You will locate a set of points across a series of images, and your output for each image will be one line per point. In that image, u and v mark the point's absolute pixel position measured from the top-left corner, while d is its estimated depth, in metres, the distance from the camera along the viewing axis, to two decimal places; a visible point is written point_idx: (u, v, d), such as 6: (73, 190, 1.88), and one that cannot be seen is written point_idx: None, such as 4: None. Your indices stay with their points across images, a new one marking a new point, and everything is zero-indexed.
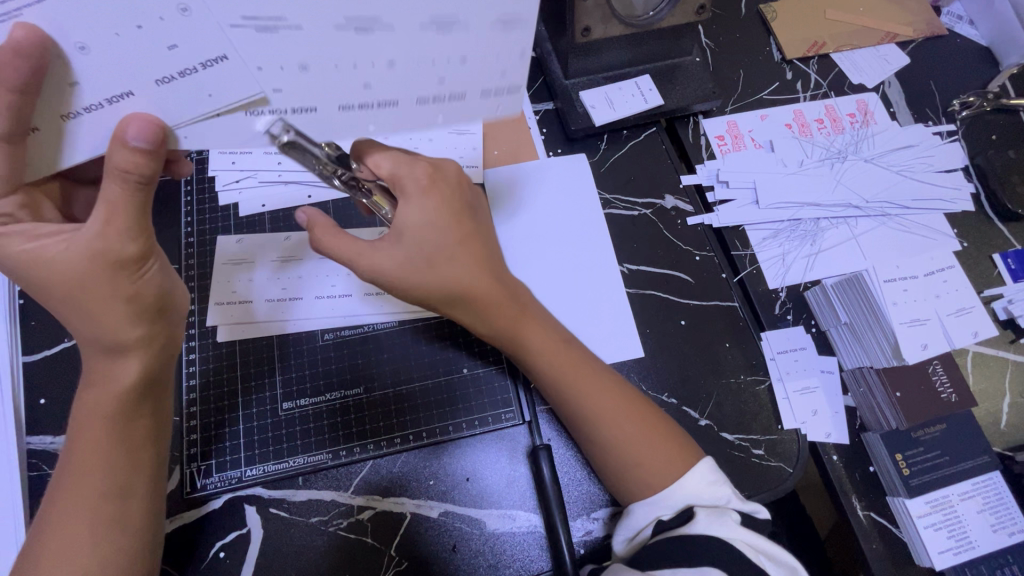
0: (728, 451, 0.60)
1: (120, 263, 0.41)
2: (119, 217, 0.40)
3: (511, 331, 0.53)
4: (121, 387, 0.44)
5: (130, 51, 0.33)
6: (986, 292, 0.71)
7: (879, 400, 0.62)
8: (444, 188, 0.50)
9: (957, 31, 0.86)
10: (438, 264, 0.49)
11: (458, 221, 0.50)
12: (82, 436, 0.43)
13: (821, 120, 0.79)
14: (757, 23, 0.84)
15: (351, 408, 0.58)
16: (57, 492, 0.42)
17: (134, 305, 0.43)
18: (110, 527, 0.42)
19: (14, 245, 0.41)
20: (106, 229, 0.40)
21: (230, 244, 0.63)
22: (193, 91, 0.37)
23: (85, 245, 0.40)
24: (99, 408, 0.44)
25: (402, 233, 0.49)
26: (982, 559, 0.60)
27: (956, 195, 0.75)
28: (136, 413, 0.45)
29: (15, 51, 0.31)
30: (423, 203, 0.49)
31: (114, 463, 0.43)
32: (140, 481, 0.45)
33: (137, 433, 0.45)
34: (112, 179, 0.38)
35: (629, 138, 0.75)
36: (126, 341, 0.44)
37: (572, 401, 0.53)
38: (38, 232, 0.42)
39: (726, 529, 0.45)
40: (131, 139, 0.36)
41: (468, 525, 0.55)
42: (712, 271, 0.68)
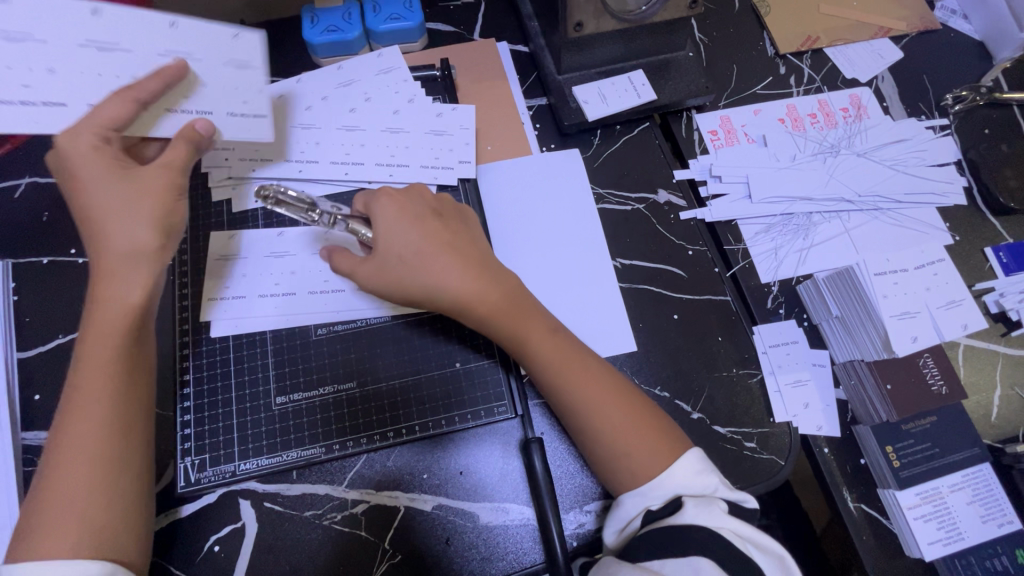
0: (720, 444, 0.60)
1: (173, 187, 0.50)
2: (182, 159, 0.51)
3: (504, 321, 0.54)
4: (128, 303, 0.47)
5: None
6: (977, 286, 0.71)
7: (869, 392, 0.62)
8: (414, 202, 0.57)
9: (951, 25, 0.87)
10: (409, 260, 0.54)
11: (427, 228, 0.55)
12: (84, 368, 0.45)
13: (814, 114, 0.79)
14: (751, 18, 0.85)
15: (345, 402, 0.59)
16: (64, 421, 0.44)
17: (176, 228, 0.51)
18: (114, 453, 0.44)
19: (92, 160, 0.48)
20: (171, 163, 0.50)
21: (224, 240, 0.63)
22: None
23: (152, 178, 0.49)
24: (105, 330, 0.46)
25: (377, 243, 0.55)
26: (972, 550, 0.60)
27: (948, 189, 0.75)
28: (135, 339, 0.48)
29: None
30: (388, 213, 0.55)
31: (116, 379, 0.46)
32: (139, 410, 0.47)
33: (137, 354, 0.48)
34: (199, 135, 0.51)
35: (623, 133, 0.75)
36: (145, 252, 0.48)
37: (559, 390, 0.53)
38: (110, 158, 0.49)
39: (715, 519, 0.45)
40: (200, 127, 0.53)
41: (461, 519, 0.56)
42: (705, 265, 0.69)
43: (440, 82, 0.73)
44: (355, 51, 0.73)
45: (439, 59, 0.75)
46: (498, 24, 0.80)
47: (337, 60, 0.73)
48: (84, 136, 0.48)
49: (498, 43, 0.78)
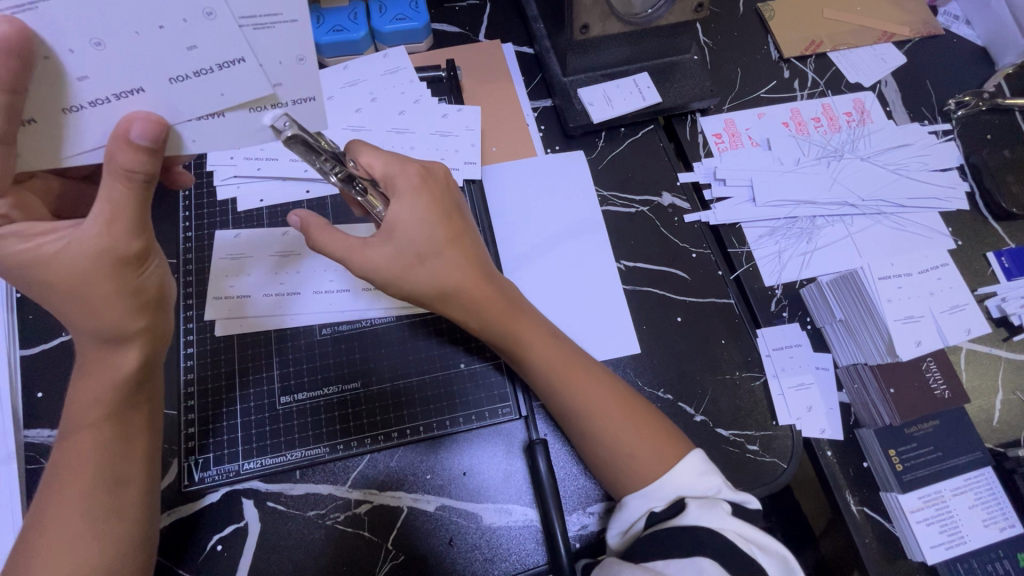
0: (723, 446, 0.60)
1: (126, 262, 0.42)
2: (123, 217, 0.40)
3: (505, 330, 0.54)
4: (118, 376, 0.45)
5: (147, 50, 0.34)
6: (979, 290, 0.71)
7: (872, 396, 0.63)
8: (435, 187, 0.53)
9: (953, 31, 0.87)
10: (429, 258, 0.52)
11: (446, 221, 0.53)
12: (76, 432, 0.43)
13: (818, 118, 0.79)
14: (755, 22, 0.85)
15: (348, 402, 0.59)
16: (58, 481, 0.42)
17: (135, 302, 0.43)
18: (110, 517, 0.43)
19: (14, 246, 0.41)
20: (111, 228, 0.40)
21: (228, 239, 0.63)
22: (207, 91, 0.38)
23: (88, 243, 0.40)
24: (94, 399, 0.44)
25: (393, 230, 0.51)
26: (974, 553, 0.60)
27: (950, 194, 0.75)
28: (132, 404, 0.46)
29: (5, 48, 0.31)
30: (413, 201, 0.51)
31: (108, 450, 0.44)
32: (135, 473, 0.45)
33: (131, 423, 0.46)
34: (115, 178, 0.39)
35: (627, 136, 0.75)
36: (129, 333, 0.44)
37: (560, 394, 0.53)
38: (34, 232, 0.41)
39: (717, 520, 0.45)
40: (134, 136, 0.37)
41: (464, 519, 0.56)
42: (709, 269, 0.69)
43: (445, 82, 0.73)
44: (361, 51, 0.73)
45: (444, 59, 0.75)
46: (504, 25, 0.81)
47: (343, 60, 0.73)
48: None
49: (504, 45, 0.78)
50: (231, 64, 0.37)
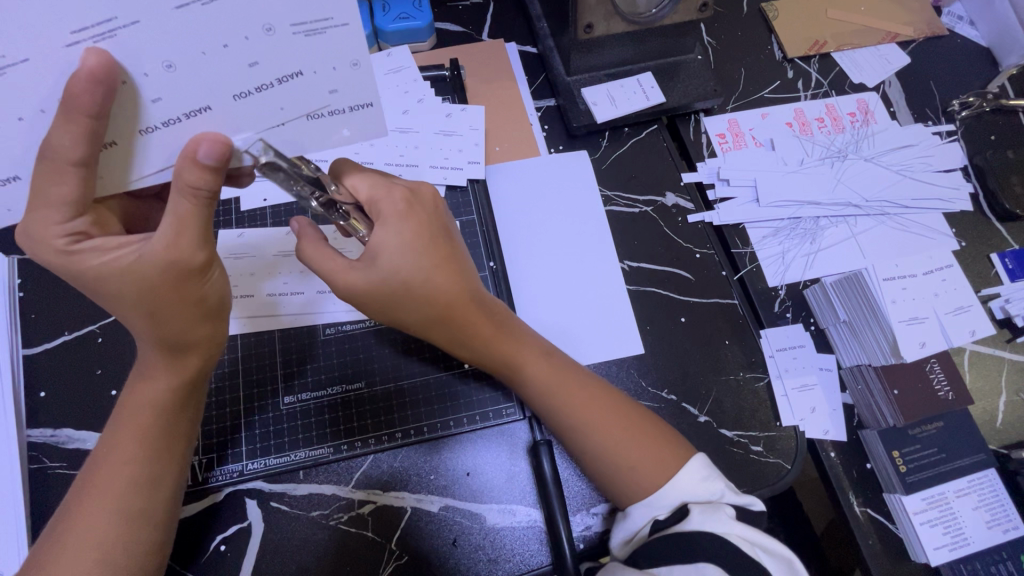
0: (727, 447, 0.60)
1: (192, 273, 0.41)
2: (189, 230, 0.40)
3: (499, 351, 0.54)
4: (177, 383, 0.45)
5: (216, 71, 0.33)
6: (982, 291, 0.71)
7: (876, 397, 0.63)
8: (421, 212, 0.52)
9: (956, 32, 0.87)
10: (413, 290, 0.50)
11: (433, 247, 0.51)
12: (120, 431, 0.44)
13: (822, 118, 0.79)
14: (759, 21, 0.85)
15: (352, 402, 0.58)
16: (94, 478, 0.43)
17: (198, 311, 0.44)
18: (137, 519, 0.43)
19: (90, 260, 0.40)
20: (176, 241, 0.40)
21: (231, 238, 0.63)
22: (267, 106, 0.37)
23: (155, 256, 0.40)
24: (147, 402, 0.45)
25: (376, 257, 0.50)
26: (977, 555, 0.60)
27: (954, 194, 0.75)
28: (180, 411, 0.46)
29: (90, 78, 0.31)
30: (400, 226, 0.50)
31: (150, 452, 0.44)
32: (169, 475, 0.45)
33: (176, 432, 0.46)
34: (182, 195, 0.38)
35: (631, 136, 0.75)
36: (193, 341, 0.45)
37: (556, 412, 0.53)
38: (109, 245, 0.41)
39: (721, 524, 0.45)
40: (201, 156, 0.36)
41: (468, 520, 0.56)
42: (712, 269, 0.69)
43: (448, 81, 0.73)
44: None
45: (447, 59, 0.75)
46: (507, 24, 0.80)
47: None
48: (54, 235, 0.39)
49: (507, 44, 0.78)
50: (289, 78, 0.36)
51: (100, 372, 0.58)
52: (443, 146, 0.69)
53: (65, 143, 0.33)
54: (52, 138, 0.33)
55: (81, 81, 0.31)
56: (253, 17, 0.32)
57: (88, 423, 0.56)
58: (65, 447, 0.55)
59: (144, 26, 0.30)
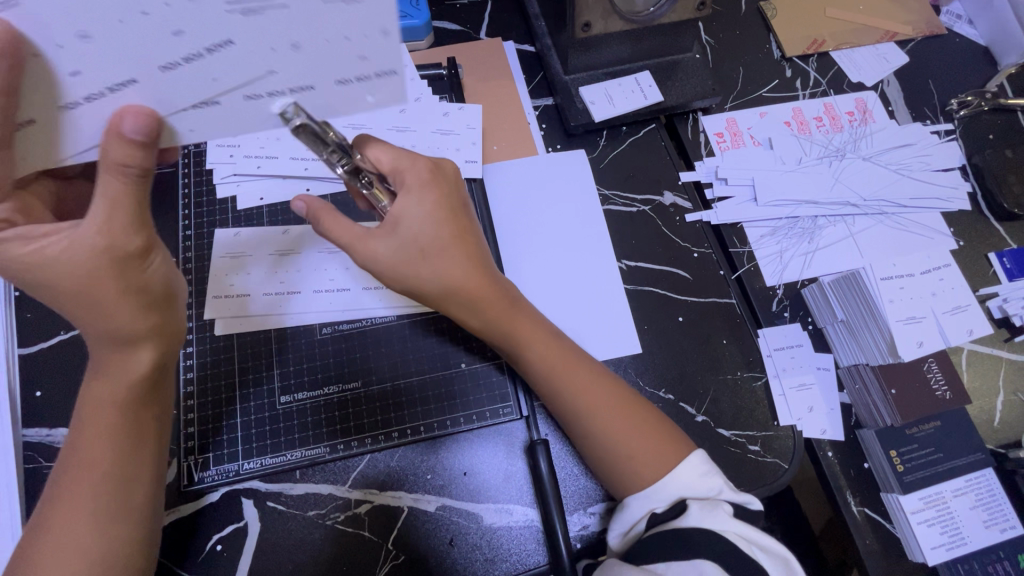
0: (724, 446, 0.60)
1: (125, 257, 0.41)
2: (121, 209, 0.40)
3: (505, 330, 0.54)
4: (131, 376, 0.44)
5: (127, 39, 0.33)
6: (981, 291, 0.71)
7: (873, 396, 0.62)
8: (443, 184, 0.52)
9: (955, 31, 0.87)
10: (431, 255, 0.50)
11: (451, 216, 0.52)
12: (85, 431, 0.43)
13: (820, 117, 0.79)
14: (757, 20, 0.85)
15: (348, 402, 0.58)
16: (63, 482, 0.42)
17: (143, 298, 0.43)
18: (113, 517, 0.42)
19: (15, 248, 0.41)
20: (109, 222, 0.40)
21: (228, 237, 0.62)
22: (201, 78, 0.36)
23: (86, 238, 0.40)
24: (105, 399, 0.44)
25: (398, 225, 0.50)
26: (974, 554, 0.60)
27: (952, 194, 0.75)
28: (142, 405, 0.45)
29: None
30: (422, 194, 0.50)
31: (121, 450, 0.44)
32: (142, 470, 0.45)
33: (143, 426, 0.46)
34: (110, 174, 0.38)
35: (629, 135, 0.75)
36: (141, 329, 0.44)
37: (562, 394, 0.53)
38: (37, 234, 0.41)
39: (719, 522, 0.45)
40: (126, 131, 0.36)
41: (465, 520, 0.56)
42: (710, 268, 0.69)
43: (446, 80, 0.73)
44: None
45: (445, 57, 0.75)
46: (505, 23, 0.80)
47: None
48: None
49: (505, 43, 0.78)
50: None
51: None
52: (440, 145, 0.69)
53: None
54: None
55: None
56: (285, 33, 0.35)
57: None
58: (61, 447, 0.55)
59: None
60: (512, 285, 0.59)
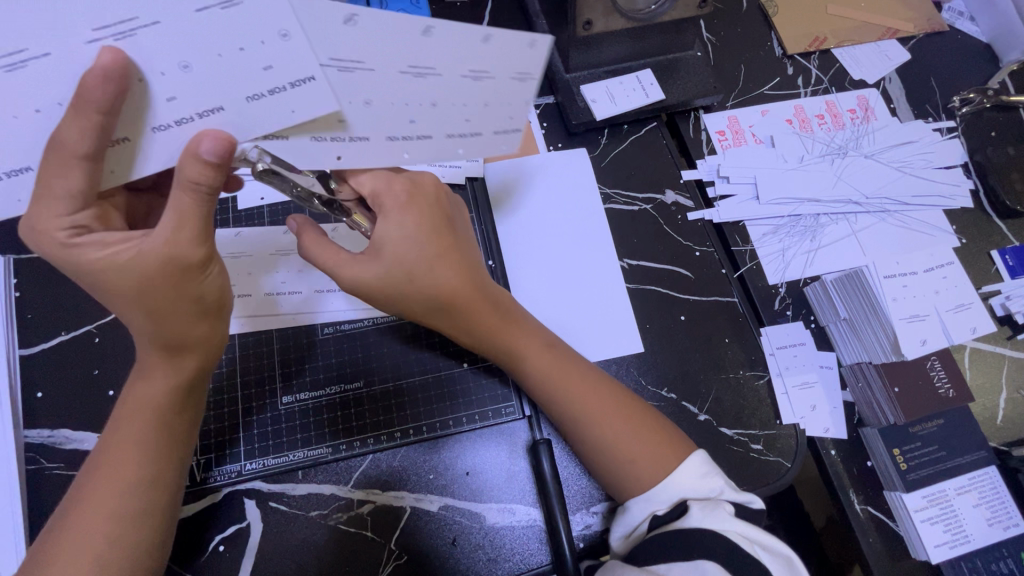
0: (726, 445, 0.60)
1: (189, 270, 0.41)
2: (190, 225, 0.40)
3: (499, 339, 0.54)
4: (175, 383, 0.45)
5: (227, 74, 0.33)
6: (984, 288, 0.71)
7: (876, 395, 0.62)
8: (425, 201, 0.51)
9: (958, 27, 0.86)
10: (419, 277, 0.51)
11: (436, 238, 0.51)
12: (119, 433, 0.44)
13: (822, 115, 0.79)
14: (759, 17, 0.84)
15: (350, 402, 0.58)
16: (90, 480, 0.43)
17: (194, 307, 0.43)
18: (136, 520, 0.42)
19: (89, 254, 0.40)
20: (177, 235, 0.40)
21: (229, 237, 0.62)
22: (277, 110, 0.37)
23: (154, 252, 0.40)
24: (146, 403, 0.45)
25: (381, 249, 0.50)
26: (978, 552, 0.60)
27: (955, 191, 0.75)
28: (177, 412, 0.46)
29: (102, 75, 0.31)
30: (401, 219, 0.49)
31: (153, 453, 0.44)
32: (169, 474, 0.45)
33: (177, 429, 0.46)
34: (183, 190, 0.38)
35: (630, 133, 0.75)
36: (191, 340, 0.45)
37: (557, 399, 0.53)
38: (110, 240, 0.40)
39: (721, 522, 0.45)
40: (203, 153, 0.36)
41: (468, 519, 0.55)
42: (712, 267, 0.69)
43: None
44: None
45: None
46: (506, 22, 0.80)
47: None
48: (57, 227, 0.38)
49: None
50: (303, 82, 0.35)
51: (97, 372, 0.58)
52: None
53: (74, 136, 0.33)
54: (61, 133, 0.33)
55: (94, 77, 0.31)
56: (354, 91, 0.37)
57: (86, 424, 0.56)
58: (63, 448, 0.55)
59: (164, 26, 0.30)
60: (508, 292, 0.58)
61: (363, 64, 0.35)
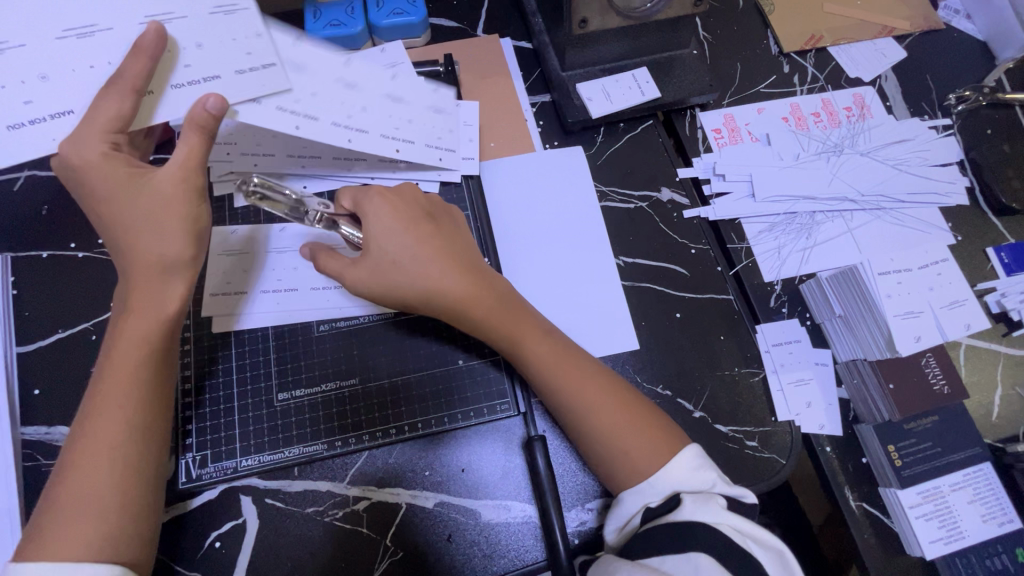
0: (722, 442, 0.60)
1: (192, 194, 0.47)
2: (195, 158, 0.48)
3: (498, 326, 0.54)
4: (157, 318, 0.46)
5: (224, 49, 0.53)
6: (979, 286, 0.71)
7: (871, 392, 0.62)
8: (397, 200, 0.57)
9: (954, 25, 0.86)
10: (404, 264, 0.54)
11: (413, 225, 0.56)
12: (107, 388, 0.44)
13: (818, 113, 0.79)
14: (755, 16, 0.85)
15: (346, 398, 0.58)
16: (79, 444, 0.42)
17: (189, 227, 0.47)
18: (128, 474, 0.42)
19: (108, 171, 0.47)
20: (184, 161, 0.47)
21: (225, 235, 0.62)
22: (253, 84, 0.54)
23: (165, 174, 0.47)
24: (131, 347, 0.45)
25: (368, 243, 0.55)
26: (972, 549, 0.60)
27: (950, 189, 0.75)
28: (161, 358, 0.46)
29: (145, 32, 0.39)
30: (377, 212, 0.55)
31: (139, 403, 0.44)
32: (157, 427, 0.45)
33: (162, 377, 0.46)
34: (191, 130, 0.48)
35: (626, 131, 0.75)
36: (176, 261, 0.47)
37: (555, 389, 0.53)
38: (128, 164, 0.48)
39: (713, 515, 0.45)
40: (209, 107, 0.48)
41: (463, 516, 0.56)
42: (708, 264, 0.69)
43: (444, 76, 0.72)
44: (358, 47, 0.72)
45: (442, 54, 0.75)
46: (502, 20, 0.80)
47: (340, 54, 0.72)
48: (96, 145, 0.47)
49: (502, 39, 0.78)
50: None
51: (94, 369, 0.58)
52: None
53: None
54: (121, 70, 0.48)
55: (150, 35, 0.48)
56: None
57: None
58: (60, 444, 0.55)
59: None
60: (507, 281, 0.59)
61: None
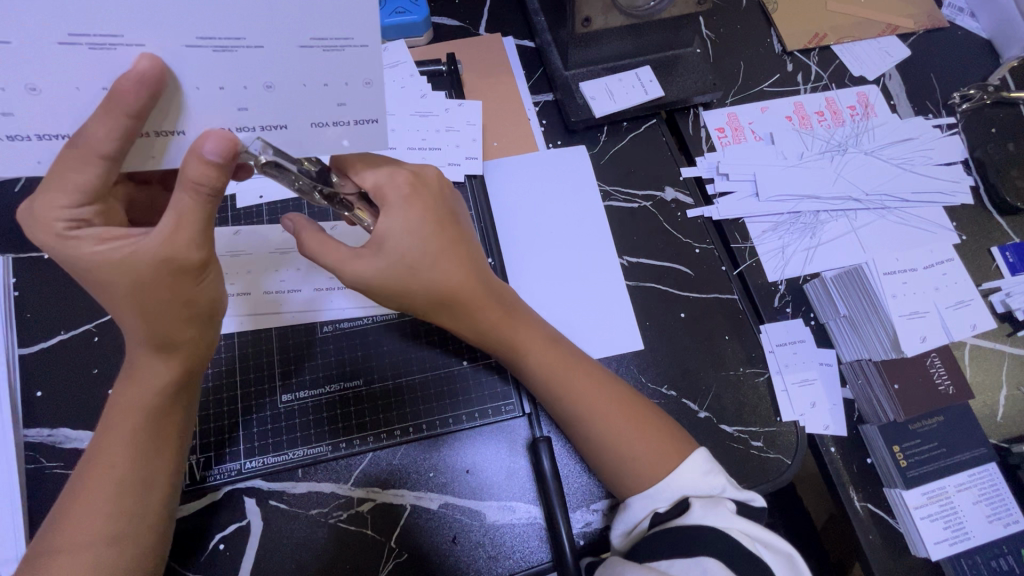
0: (727, 443, 0.60)
1: (186, 270, 0.41)
2: (189, 226, 0.40)
3: (500, 332, 0.54)
4: (160, 383, 0.44)
5: (305, 98, 0.37)
6: (984, 285, 0.71)
7: (876, 392, 0.62)
8: (427, 195, 0.51)
9: (958, 23, 0.86)
10: (422, 271, 0.50)
11: (439, 228, 0.51)
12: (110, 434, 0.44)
13: (821, 112, 0.79)
14: (758, 14, 0.84)
15: (350, 401, 0.58)
16: (81, 484, 0.43)
17: (186, 312, 0.43)
18: (128, 521, 0.42)
19: (84, 247, 0.40)
20: (176, 235, 0.40)
21: (227, 235, 0.62)
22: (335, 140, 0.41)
23: (152, 250, 0.39)
24: (134, 402, 0.44)
25: (383, 243, 0.49)
26: (977, 549, 0.60)
27: (955, 187, 0.75)
28: (168, 410, 0.45)
29: (139, 80, 0.33)
30: (406, 212, 0.49)
31: (139, 453, 0.44)
32: (160, 475, 0.45)
33: (168, 425, 0.46)
34: (183, 190, 0.38)
35: (629, 130, 0.74)
36: (181, 342, 0.44)
37: (559, 397, 0.53)
38: (107, 235, 0.40)
39: (721, 519, 0.45)
40: (207, 153, 0.37)
41: (467, 518, 0.55)
42: (712, 264, 0.68)
43: (446, 75, 0.72)
44: None
45: (445, 53, 0.75)
46: (505, 19, 0.79)
47: None
48: (56, 218, 0.39)
49: (504, 38, 0.78)
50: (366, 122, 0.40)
51: (96, 372, 0.58)
52: (442, 142, 0.68)
53: (100, 135, 0.35)
54: (88, 130, 0.35)
55: (130, 82, 0.33)
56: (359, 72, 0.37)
57: (86, 422, 0.56)
58: (62, 447, 0.55)
59: (266, 51, 0.34)
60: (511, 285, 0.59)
61: (351, 40, 0.35)
